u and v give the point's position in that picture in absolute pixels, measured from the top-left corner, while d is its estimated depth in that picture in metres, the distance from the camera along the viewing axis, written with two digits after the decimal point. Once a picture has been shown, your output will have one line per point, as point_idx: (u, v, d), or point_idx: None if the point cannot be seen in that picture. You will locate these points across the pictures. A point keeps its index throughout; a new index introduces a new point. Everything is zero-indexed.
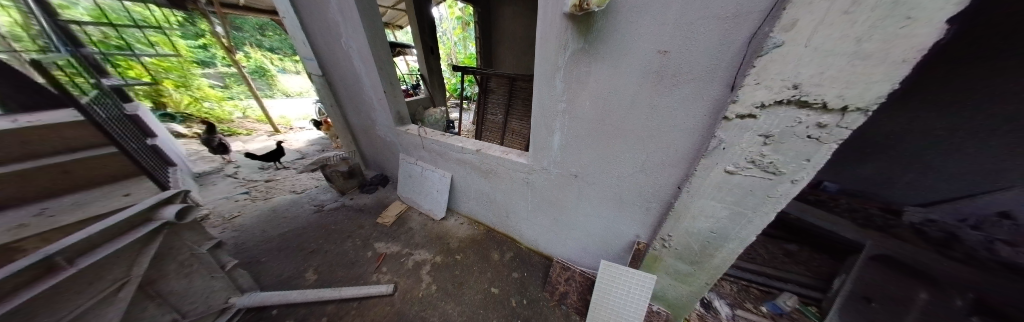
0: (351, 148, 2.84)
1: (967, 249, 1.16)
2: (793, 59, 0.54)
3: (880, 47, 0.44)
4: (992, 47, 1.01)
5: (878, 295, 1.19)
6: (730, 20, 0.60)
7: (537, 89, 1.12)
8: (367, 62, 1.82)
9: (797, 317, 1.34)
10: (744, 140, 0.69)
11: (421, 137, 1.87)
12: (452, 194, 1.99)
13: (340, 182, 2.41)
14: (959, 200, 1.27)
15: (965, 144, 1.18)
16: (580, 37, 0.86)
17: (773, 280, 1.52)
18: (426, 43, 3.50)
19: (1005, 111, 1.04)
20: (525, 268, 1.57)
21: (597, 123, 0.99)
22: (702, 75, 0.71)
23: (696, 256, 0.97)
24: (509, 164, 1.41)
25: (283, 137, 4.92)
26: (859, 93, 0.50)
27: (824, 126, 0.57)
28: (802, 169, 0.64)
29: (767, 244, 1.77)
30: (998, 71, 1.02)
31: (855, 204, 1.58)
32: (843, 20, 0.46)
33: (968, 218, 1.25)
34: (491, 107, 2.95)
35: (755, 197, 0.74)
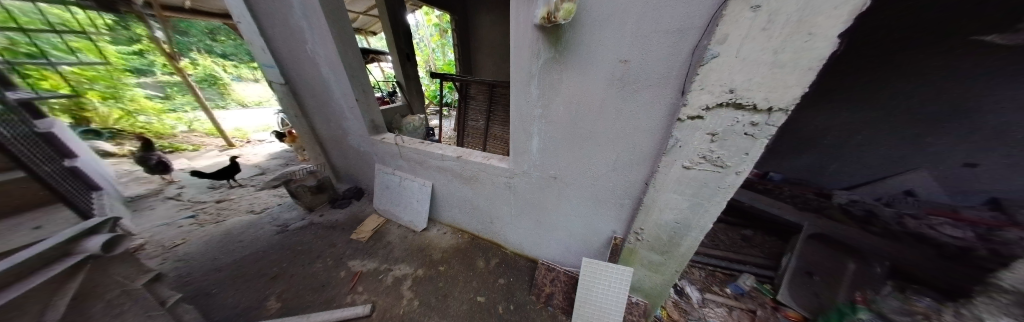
0: (319, 160, 2.63)
1: (882, 223, 1.42)
2: (727, 68, 0.63)
3: (792, 57, 0.55)
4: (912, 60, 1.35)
5: (818, 269, 1.40)
6: (676, 34, 0.69)
7: (514, 95, 1.14)
8: (336, 70, 1.73)
9: (755, 295, 1.49)
10: (695, 139, 0.77)
11: (398, 146, 1.81)
12: (434, 203, 1.93)
13: (308, 198, 2.22)
14: (874, 183, 1.72)
15: (872, 139, 1.65)
16: (550, 47, 0.91)
17: (734, 263, 1.68)
18: (401, 50, 3.42)
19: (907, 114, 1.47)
20: (511, 274, 1.57)
21: (571, 126, 1.04)
22: (658, 82, 0.79)
23: (665, 246, 1.05)
24: (490, 169, 1.41)
25: (238, 151, 4.44)
26: (779, 96, 0.60)
27: (756, 124, 0.67)
28: (743, 162, 0.73)
29: (727, 231, 1.96)
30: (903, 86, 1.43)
31: (795, 191, 1.87)
32: (763, 36, 0.55)
33: (882, 196, 1.69)
34: (471, 113, 2.96)
35: (709, 188, 0.83)
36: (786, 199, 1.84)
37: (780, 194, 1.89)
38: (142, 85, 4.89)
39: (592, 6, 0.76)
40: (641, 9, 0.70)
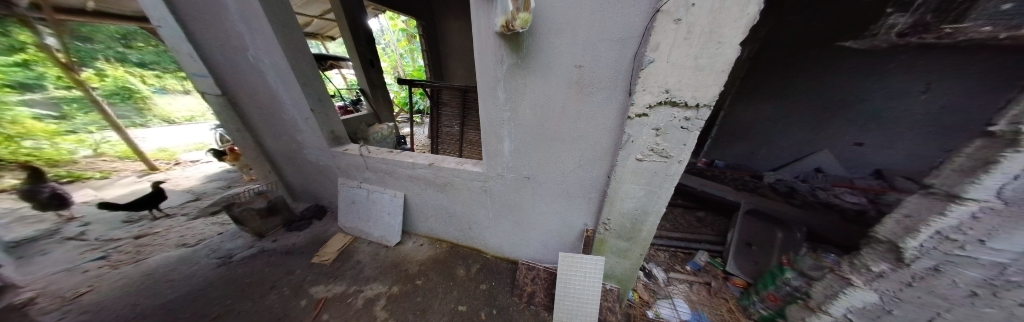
0: (269, 179, 2.33)
1: (801, 196, 1.92)
2: (662, 71, 0.74)
3: (708, 62, 0.68)
4: (789, 69, 2.24)
5: (754, 240, 1.64)
6: (619, 41, 0.78)
7: (482, 99, 1.15)
8: (288, 79, 1.58)
9: (710, 269, 1.70)
10: (644, 134, 0.87)
11: (363, 157, 1.71)
12: (407, 215, 1.85)
13: (257, 222, 1.96)
14: (793, 163, 2.44)
15: (787, 132, 2.42)
16: (512, 53, 0.95)
17: (692, 242, 1.88)
18: (363, 55, 3.24)
19: (809, 111, 2.27)
20: (492, 278, 1.55)
21: (539, 127, 1.09)
22: (609, 84, 0.87)
23: (629, 233, 1.15)
24: (464, 174, 1.41)
25: (164, 175, 3.74)
26: (703, 94, 0.73)
27: (689, 118, 0.79)
28: (682, 151, 0.85)
29: (683, 215, 2.20)
30: (794, 83, 2.25)
31: (735, 175, 2.37)
32: (686, 45, 0.68)
33: (799, 174, 2.39)
34: (445, 119, 2.91)
35: (659, 177, 0.94)
36: (730, 181, 2.25)
37: (726, 178, 2.34)
38: (29, 103, 3.79)
39: (548, 16, 0.82)
40: (589, 21, 0.78)
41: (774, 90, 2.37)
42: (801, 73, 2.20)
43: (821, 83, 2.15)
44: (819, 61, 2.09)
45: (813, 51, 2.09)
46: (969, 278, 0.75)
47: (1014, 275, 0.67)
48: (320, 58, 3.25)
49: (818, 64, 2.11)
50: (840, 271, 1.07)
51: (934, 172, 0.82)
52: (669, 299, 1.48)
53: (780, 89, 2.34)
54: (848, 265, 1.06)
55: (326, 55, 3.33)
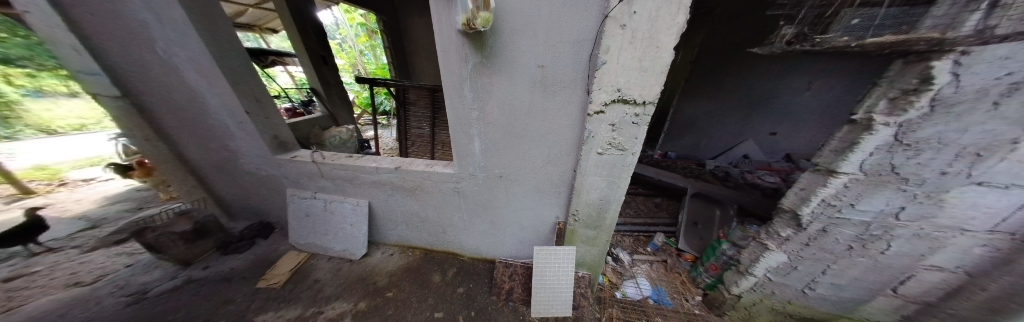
0: (192, 196, 1.95)
1: (733, 179, 2.30)
2: (613, 72, 0.82)
3: (649, 64, 0.79)
4: (717, 70, 2.65)
5: (698, 219, 1.90)
6: (576, 43, 0.84)
7: (448, 99, 1.11)
8: (213, 76, 1.33)
9: (666, 248, 1.93)
10: (603, 129, 0.95)
11: (316, 163, 1.53)
12: (373, 223, 1.73)
13: (179, 248, 1.62)
14: (726, 152, 2.91)
15: (720, 125, 2.85)
16: (476, 52, 0.94)
17: (651, 226, 2.10)
18: (313, 51, 2.89)
19: (734, 108, 2.72)
20: (470, 281, 1.53)
21: (507, 126, 1.10)
22: (569, 84, 0.93)
23: (596, 221, 1.24)
24: (434, 176, 1.36)
25: (38, 200, 2.86)
26: (649, 92, 0.84)
27: (638, 114, 0.90)
28: (635, 144, 0.96)
29: (643, 201, 2.44)
30: (721, 83, 2.67)
31: (684, 164, 2.71)
32: (631, 50, 0.78)
33: (731, 160, 2.86)
34: (413, 120, 2.77)
35: (617, 168, 1.04)
36: (680, 170, 2.57)
37: (675, 167, 2.67)
38: None
39: (509, 17, 0.84)
40: (548, 23, 0.83)
41: (709, 90, 2.76)
42: (725, 74, 2.62)
43: (742, 84, 2.59)
44: (739, 64, 2.51)
45: (733, 56, 2.50)
46: (847, 236, 1.03)
47: (875, 230, 0.97)
48: (258, 53, 2.81)
49: (738, 67, 2.53)
50: (759, 238, 1.28)
51: (819, 153, 1.03)
52: (633, 279, 1.65)
53: (713, 89, 2.73)
54: (764, 233, 1.28)
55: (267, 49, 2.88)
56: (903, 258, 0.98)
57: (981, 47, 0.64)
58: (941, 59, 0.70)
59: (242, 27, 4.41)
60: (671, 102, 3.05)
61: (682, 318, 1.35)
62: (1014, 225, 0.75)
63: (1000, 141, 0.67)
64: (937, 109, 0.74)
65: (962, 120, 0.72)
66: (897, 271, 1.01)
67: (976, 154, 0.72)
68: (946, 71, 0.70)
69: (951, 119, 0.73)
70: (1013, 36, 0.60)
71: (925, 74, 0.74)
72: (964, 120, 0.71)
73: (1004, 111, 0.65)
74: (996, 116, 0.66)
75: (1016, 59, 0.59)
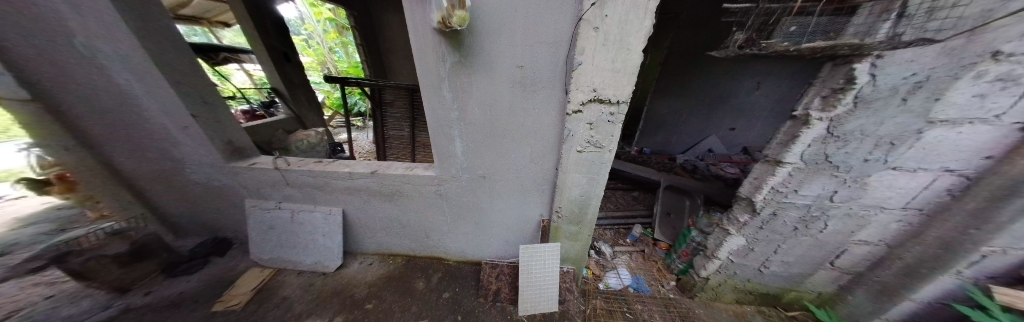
0: (138, 209, 1.61)
1: (699, 171, 2.52)
2: (589, 73, 0.87)
3: (621, 66, 0.85)
4: (683, 71, 2.82)
5: (671, 209, 2.06)
6: (553, 45, 0.86)
7: (425, 99, 1.07)
8: (148, 75, 1.15)
9: (644, 239, 2.06)
10: (581, 128, 0.99)
11: (280, 171, 1.40)
12: (348, 233, 1.63)
13: (113, 274, 1.35)
14: (693, 147, 3.18)
15: (688, 123, 3.09)
16: (454, 51, 0.92)
17: (629, 218, 2.22)
18: (273, 48, 2.64)
19: (699, 107, 2.97)
20: (456, 285, 1.49)
21: (488, 127, 1.09)
22: (548, 84, 0.95)
23: (578, 217, 1.29)
24: (414, 179, 1.31)
25: None
26: (622, 92, 0.90)
27: (613, 113, 0.95)
28: (611, 141, 1.01)
29: (622, 195, 2.57)
30: (688, 84, 2.87)
31: (657, 159, 2.91)
32: (605, 52, 0.83)
33: (697, 154, 3.12)
34: (391, 122, 2.64)
35: (596, 165, 1.09)
36: (654, 164, 2.75)
37: (649, 162, 2.85)
38: None
39: (487, 16, 0.83)
40: (525, 24, 0.84)
41: (677, 90, 2.93)
42: (690, 76, 2.82)
43: (705, 84, 2.83)
44: (702, 66, 2.74)
45: (696, 58, 2.70)
46: (793, 218, 1.18)
47: (815, 211, 1.12)
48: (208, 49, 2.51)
49: (701, 69, 2.75)
50: (722, 224, 1.42)
51: (768, 146, 1.17)
52: (615, 270, 1.74)
53: (681, 89, 2.92)
54: (726, 219, 1.42)
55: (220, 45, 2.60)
56: (837, 235, 1.15)
57: (891, 51, 0.80)
58: (861, 61, 0.84)
59: (186, 19, 3.88)
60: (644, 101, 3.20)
61: (659, 304, 1.45)
62: (921, 201, 0.94)
63: (907, 132, 0.85)
64: (859, 105, 0.89)
65: (878, 115, 0.88)
66: (834, 247, 1.18)
67: (890, 144, 0.88)
68: (866, 72, 0.84)
69: (870, 114, 0.88)
70: (916, 43, 0.77)
71: (849, 75, 0.88)
72: (880, 115, 0.87)
73: (911, 106, 0.81)
74: (904, 110, 0.83)
75: (919, 62, 0.77)
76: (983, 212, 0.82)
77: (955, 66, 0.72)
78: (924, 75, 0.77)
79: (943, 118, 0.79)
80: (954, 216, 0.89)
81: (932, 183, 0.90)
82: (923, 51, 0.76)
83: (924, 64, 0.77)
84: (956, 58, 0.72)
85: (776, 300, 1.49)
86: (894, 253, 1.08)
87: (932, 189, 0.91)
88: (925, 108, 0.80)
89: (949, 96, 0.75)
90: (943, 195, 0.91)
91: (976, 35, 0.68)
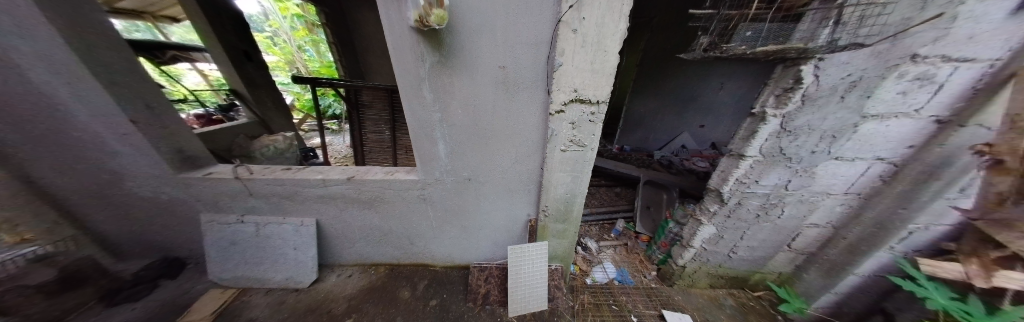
0: (67, 231, 1.24)
1: (674, 166, 2.69)
2: (569, 74, 0.89)
3: (599, 67, 0.89)
4: (657, 73, 2.99)
5: (650, 203, 2.18)
6: (534, 46, 0.87)
7: (405, 100, 1.02)
8: (71, 74, 0.97)
9: (626, 232, 2.15)
10: (564, 128, 1.02)
11: (242, 181, 1.26)
12: (323, 244, 1.52)
13: (40, 307, 1.09)
14: (668, 143, 3.39)
15: (663, 121, 3.28)
16: (434, 51, 0.89)
17: (613, 213, 2.31)
18: (231, 46, 2.40)
19: (672, 106, 3.18)
20: (443, 291, 1.45)
21: (472, 128, 1.07)
22: (531, 85, 0.96)
23: (564, 214, 1.32)
24: (396, 184, 1.25)
25: None
26: (602, 92, 0.94)
27: (594, 113, 0.99)
28: (593, 139, 1.05)
29: (605, 191, 2.67)
30: (662, 84, 3.05)
31: (637, 156, 3.06)
32: (584, 54, 0.86)
33: (673, 150, 3.34)
34: (369, 124, 2.51)
35: (580, 163, 1.12)
36: (634, 161, 2.89)
37: (629, 158, 2.99)
38: None
39: (466, 16, 0.82)
40: (505, 25, 0.84)
41: (653, 90, 3.10)
42: (663, 77, 3.00)
43: (677, 85, 3.03)
44: (674, 68, 2.93)
45: (668, 60, 2.89)
46: (756, 207, 1.29)
47: (773, 199, 1.24)
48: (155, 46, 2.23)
49: (674, 70, 2.94)
50: (696, 215, 1.52)
51: (732, 142, 1.27)
52: (600, 264, 1.80)
53: (656, 89, 3.09)
54: (699, 209, 1.53)
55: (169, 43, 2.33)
56: (792, 220, 1.28)
57: (831, 55, 0.91)
58: (807, 64, 0.96)
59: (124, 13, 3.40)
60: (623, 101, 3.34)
61: (642, 294, 1.53)
62: (857, 188, 1.10)
63: (847, 125, 0.97)
64: (807, 103, 1.01)
65: (823, 111, 0.99)
66: (790, 230, 1.32)
67: (833, 136, 1.01)
68: (811, 73, 0.96)
69: (816, 110, 1.00)
70: (849, 47, 0.88)
71: (798, 76, 0.99)
72: (824, 111, 0.99)
73: (849, 102, 0.93)
74: (844, 106, 0.95)
75: (854, 64, 0.89)
76: (907, 195, 0.98)
77: (883, 68, 0.85)
78: (858, 75, 0.89)
79: (874, 113, 0.91)
80: (884, 199, 1.05)
81: (866, 171, 1.06)
82: (857, 54, 0.87)
83: (858, 65, 0.88)
84: (884, 60, 0.84)
85: (744, 281, 1.62)
86: (839, 234, 1.23)
87: (868, 175, 1.06)
88: (859, 104, 0.92)
89: (879, 93, 0.88)
90: (877, 180, 1.06)
91: (898, 40, 0.81)
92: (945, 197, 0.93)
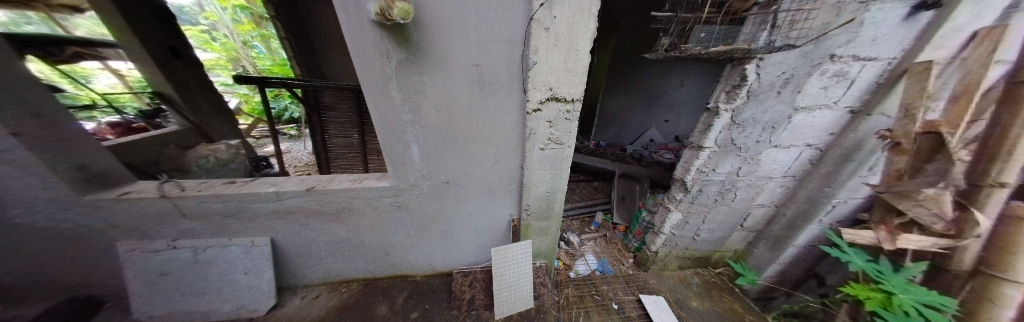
0: None
1: (645, 159, 2.89)
2: (543, 72, 0.90)
3: (571, 66, 0.92)
4: (627, 72, 3.18)
5: (625, 195, 2.31)
6: (508, 43, 0.85)
7: (370, 101, 0.92)
8: None
9: (605, 224, 2.26)
10: (542, 126, 1.03)
11: (171, 201, 1.05)
12: (281, 264, 1.34)
13: None
14: (638, 138, 3.64)
15: (634, 117, 3.51)
16: (400, 47, 0.81)
17: (592, 207, 2.41)
18: (153, 41, 2.00)
19: (641, 103, 3.41)
20: (425, 302, 1.38)
21: (447, 129, 1.02)
22: (507, 83, 0.94)
23: (546, 211, 1.34)
24: (366, 193, 1.15)
25: None
26: (575, 90, 0.98)
27: (569, 111, 1.02)
28: (570, 137, 1.09)
29: (584, 186, 2.77)
30: (631, 83, 3.25)
31: (611, 151, 3.22)
32: (557, 52, 0.88)
33: (643, 144, 3.59)
34: (333, 128, 2.28)
35: (558, 160, 1.15)
36: (609, 155, 3.05)
37: (605, 153, 3.14)
38: None
39: (434, 10, 0.76)
40: (476, 20, 0.80)
41: (624, 88, 3.29)
42: (632, 76, 3.21)
43: (644, 83, 3.27)
44: (642, 67, 3.13)
45: (636, 60, 3.09)
46: (714, 193, 1.44)
47: (728, 185, 1.39)
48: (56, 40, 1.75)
49: (641, 69, 3.15)
50: (665, 203, 1.65)
51: (694, 135, 1.39)
52: (582, 257, 1.87)
53: (627, 88, 3.29)
54: (668, 198, 1.65)
55: (69, 38, 1.85)
56: (744, 202, 1.45)
57: (768, 55, 1.03)
58: (750, 63, 1.07)
59: None
60: (597, 98, 3.49)
61: (621, 281, 1.61)
62: (791, 171, 1.29)
63: (782, 117, 1.12)
64: (751, 98, 1.14)
65: (763, 105, 1.13)
66: (741, 211, 1.50)
67: (772, 127, 1.16)
68: (753, 71, 1.08)
69: (759, 104, 1.13)
70: (783, 48, 1.00)
71: (743, 74, 1.11)
72: (765, 105, 1.12)
73: (783, 97, 1.07)
74: (779, 100, 1.09)
75: (786, 63, 1.02)
76: (830, 175, 1.17)
77: (808, 66, 0.99)
78: (790, 73, 1.03)
79: (803, 105, 1.07)
80: (814, 179, 1.25)
81: (799, 156, 1.24)
82: (789, 55, 1.01)
83: (789, 64, 1.02)
84: (809, 60, 0.98)
85: (706, 260, 1.81)
86: (779, 212, 1.43)
87: (800, 159, 1.25)
88: (792, 98, 1.06)
89: (805, 89, 1.02)
90: (806, 163, 1.26)
91: (819, 42, 0.95)
92: (859, 176, 1.14)
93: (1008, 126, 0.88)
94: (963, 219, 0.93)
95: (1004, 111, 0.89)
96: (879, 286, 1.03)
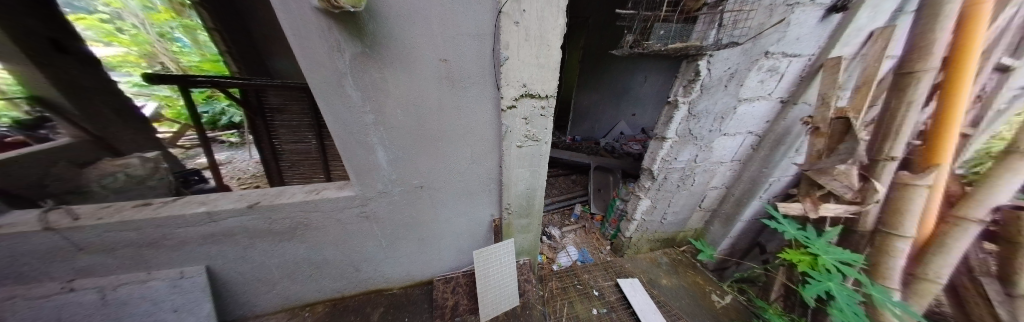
0: None
1: (616, 151, 3.07)
2: (515, 68, 0.89)
3: (543, 61, 0.92)
4: (597, 69, 3.32)
5: (601, 186, 2.42)
6: (477, 37, 0.81)
7: (322, 101, 0.81)
8: None
9: (584, 215, 2.35)
10: (517, 124, 1.02)
11: (54, 234, 0.80)
12: (223, 295, 1.14)
13: None
14: (609, 131, 3.84)
15: (605, 111, 3.70)
16: (354, 38, 0.72)
17: (571, 200, 2.49)
18: (31, 34, 1.55)
19: (611, 98, 3.60)
20: (403, 315, 1.29)
21: (417, 130, 0.95)
22: (479, 79, 0.90)
23: (526, 208, 1.34)
24: (326, 205, 1.02)
25: None
26: (548, 86, 0.98)
27: (544, 107, 1.03)
28: (546, 133, 1.09)
29: (563, 180, 2.84)
30: (601, 79, 3.41)
31: (586, 145, 3.36)
32: (528, 48, 0.87)
33: (614, 137, 3.81)
34: (283, 132, 2.01)
35: (536, 157, 1.15)
36: (585, 149, 3.17)
37: (581, 147, 3.26)
38: None
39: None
40: (441, 11, 0.74)
41: (595, 84, 3.43)
42: (602, 73, 3.36)
43: (613, 80, 3.45)
44: (610, 65, 3.31)
45: (604, 57, 3.24)
46: (676, 179, 1.58)
47: (688, 171, 1.54)
48: None
49: (610, 66, 3.32)
50: (637, 192, 1.76)
51: (658, 127, 1.50)
52: (564, 249, 1.92)
53: (597, 84, 3.44)
54: (638, 186, 1.77)
55: None
56: (702, 186, 1.62)
57: (716, 52, 1.14)
58: (701, 59, 1.18)
59: None
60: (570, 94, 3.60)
61: (600, 268, 1.69)
62: (736, 156, 1.47)
63: (728, 108, 1.26)
64: (704, 92, 1.26)
65: (714, 98, 1.26)
66: (700, 194, 1.67)
67: (721, 117, 1.30)
68: (704, 67, 1.19)
69: (710, 97, 1.26)
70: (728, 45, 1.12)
71: (696, 69, 1.22)
72: (715, 97, 1.25)
73: (729, 90, 1.21)
74: (726, 93, 1.22)
75: (731, 59, 1.15)
76: (766, 157, 1.36)
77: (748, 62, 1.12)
78: (733, 68, 1.16)
79: (744, 97, 1.22)
80: (754, 162, 1.43)
81: (742, 142, 1.41)
82: (732, 52, 1.13)
83: (733, 61, 1.15)
84: (748, 56, 1.12)
85: (672, 240, 1.99)
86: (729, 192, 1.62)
87: (743, 145, 1.43)
88: (736, 91, 1.20)
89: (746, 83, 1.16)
90: (748, 148, 1.44)
91: (756, 41, 1.08)
92: (789, 156, 1.36)
93: (896, 110, 1.09)
94: (865, 188, 1.16)
95: (893, 97, 1.11)
96: (807, 250, 1.23)
